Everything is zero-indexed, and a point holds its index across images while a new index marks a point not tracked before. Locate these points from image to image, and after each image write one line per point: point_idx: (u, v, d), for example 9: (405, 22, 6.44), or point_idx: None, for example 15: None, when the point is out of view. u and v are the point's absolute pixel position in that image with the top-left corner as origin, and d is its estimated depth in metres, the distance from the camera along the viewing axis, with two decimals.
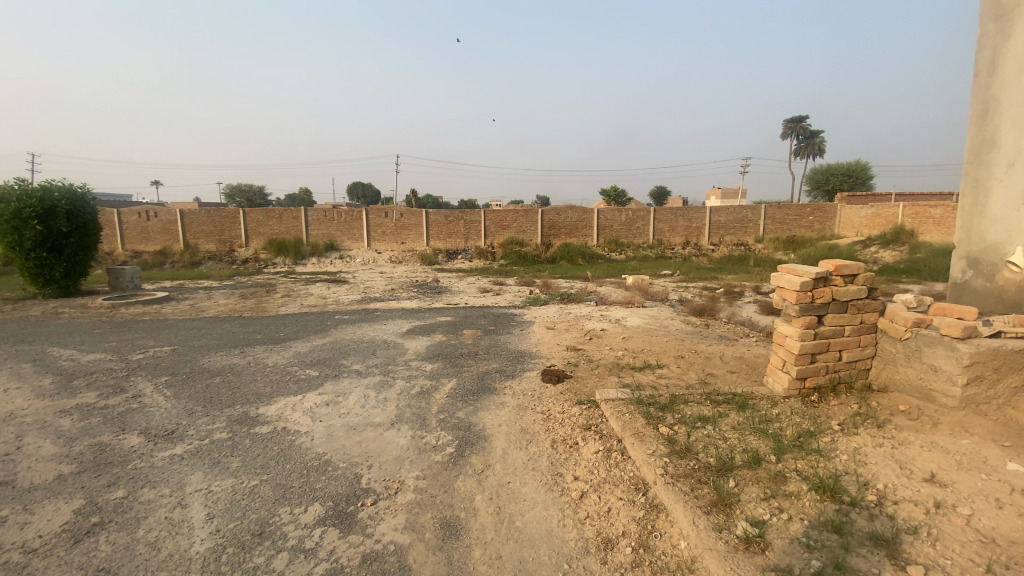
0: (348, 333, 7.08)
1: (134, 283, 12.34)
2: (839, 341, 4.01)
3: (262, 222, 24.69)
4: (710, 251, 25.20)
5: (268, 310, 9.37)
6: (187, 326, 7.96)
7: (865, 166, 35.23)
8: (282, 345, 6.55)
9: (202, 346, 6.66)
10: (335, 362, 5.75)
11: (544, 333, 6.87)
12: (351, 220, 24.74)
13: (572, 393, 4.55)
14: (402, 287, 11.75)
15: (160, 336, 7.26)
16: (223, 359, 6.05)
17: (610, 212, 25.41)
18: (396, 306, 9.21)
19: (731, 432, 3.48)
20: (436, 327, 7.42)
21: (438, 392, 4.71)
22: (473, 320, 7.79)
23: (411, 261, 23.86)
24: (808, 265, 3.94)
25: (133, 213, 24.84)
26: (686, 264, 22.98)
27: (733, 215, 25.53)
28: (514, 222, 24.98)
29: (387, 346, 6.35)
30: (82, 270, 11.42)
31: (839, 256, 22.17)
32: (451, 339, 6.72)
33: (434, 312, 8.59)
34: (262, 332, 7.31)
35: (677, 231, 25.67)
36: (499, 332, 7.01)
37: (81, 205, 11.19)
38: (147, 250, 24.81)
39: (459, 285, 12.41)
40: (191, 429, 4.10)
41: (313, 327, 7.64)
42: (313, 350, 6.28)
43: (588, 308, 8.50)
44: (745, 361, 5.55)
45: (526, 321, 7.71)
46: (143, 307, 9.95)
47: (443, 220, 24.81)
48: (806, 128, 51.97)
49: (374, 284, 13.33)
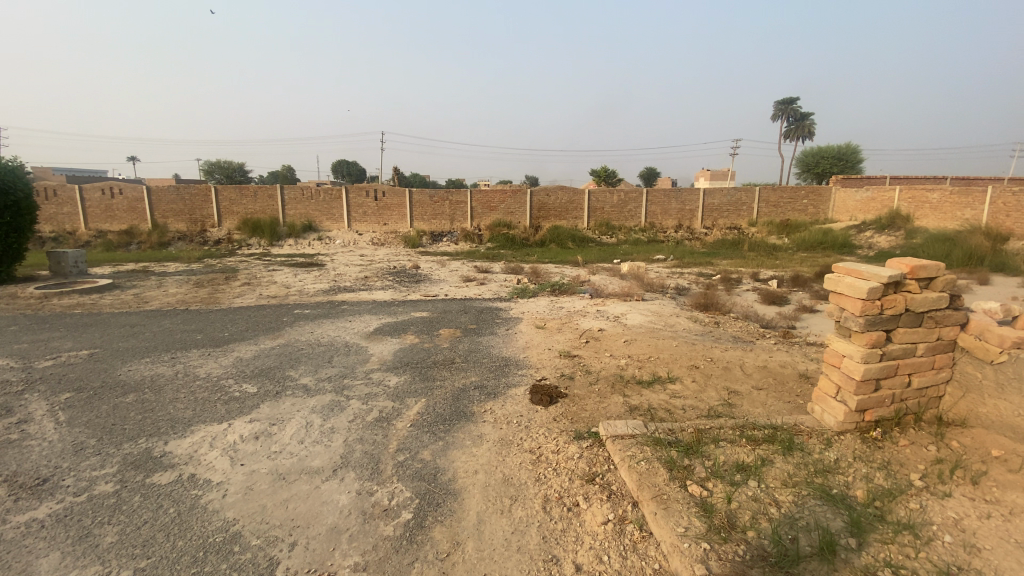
0: (305, 333, 6.07)
1: (79, 268, 11.11)
2: (911, 363, 3.13)
3: (234, 200, 23.23)
4: (704, 234, 24.40)
5: (221, 302, 8.28)
6: (120, 322, 6.86)
7: (857, 149, 34.48)
8: (223, 350, 5.52)
9: (126, 350, 5.60)
10: (280, 373, 4.76)
11: (533, 333, 5.93)
12: (330, 199, 23.40)
13: (568, 421, 3.63)
14: (376, 275, 10.71)
15: (83, 337, 6.18)
16: (147, 369, 5.03)
17: (601, 193, 24.38)
18: (368, 298, 8.18)
19: (785, 492, 2.58)
20: (410, 325, 6.42)
21: (399, 419, 3.75)
22: (452, 317, 6.82)
23: (393, 244, 22.68)
24: (876, 266, 3.04)
25: (95, 190, 23.17)
26: (679, 248, 22.17)
27: (727, 198, 24.69)
28: (501, 203, 23.87)
29: (347, 352, 5.36)
30: (14, 254, 10.18)
31: (834, 241, 21.51)
32: (425, 341, 5.75)
33: (409, 306, 7.58)
34: (204, 331, 6.26)
35: (670, 214, 24.75)
36: (481, 333, 6.05)
37: (9, 181, 9.84)
38: (111, 230, 23.23)
39: (440, 272, 11.39)
40: (70, 479, 3.11)
41: (266, 324, 6.60)
42: (257, 357, 5.27)
43: (581, 302, 7.57)
44: (771, 373, 4.67)
45: (513, 318, 6.76)
46: (82, 296, 8.78)
47: (427, 201, 23.61)
48: (796, 110, 51.08)
49: (348, 270, 12.25)
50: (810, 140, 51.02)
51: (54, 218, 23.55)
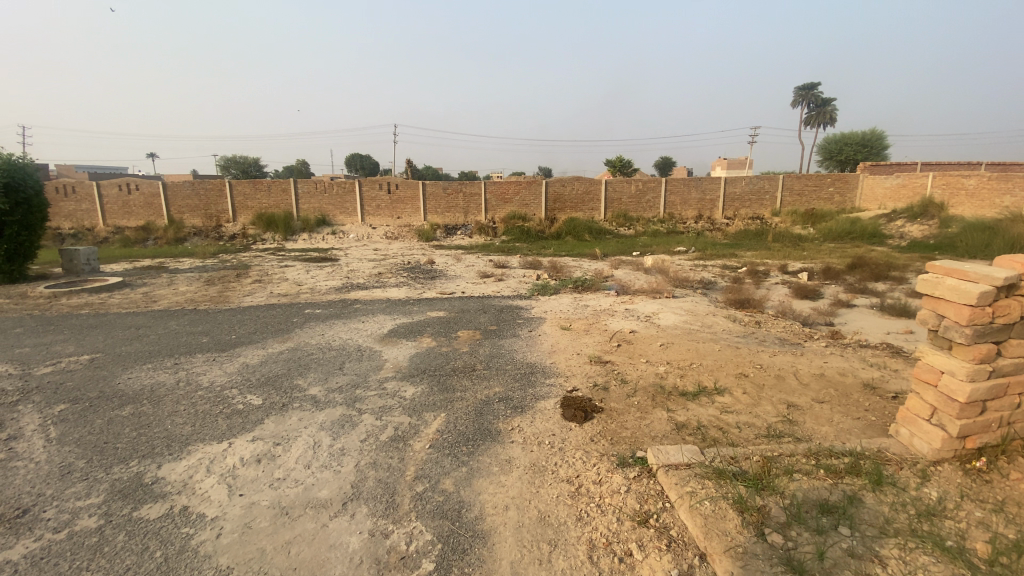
0: (315, 335, 5.71)
1: (91, 266, 10.93)
2: (1022, 381, 2.68)
3: (249, 195, 23.07)
4: (725, 225, 23.62)
5: (231, 300, 7.98)
6: (126, 323, 6.58)
7: (882, 134, 33.16)
8: (228, 355, 5.17)
9: (130, 355, 5.30)
10: (287, 382, 4.39)
11: (559, 335, 5.48)
12: (344, 193, 23.12)
13: (608, 442, 3.20)
14: (390, 271, 10.35)
15: (86, 340, 5.89)
16: (149, 376, 4.70)
17: (619, 183, 23.72)
18: (381, 296, 7.81)
19: (886, 544, 2.13)
20: (426, 327, 6.01)
21: (417, 437, 3.34)
22: (472, 317, 6.40)
23: (407, 238, 22.37)
24: (986, 267, 2.60)
25: (112, 186, 23.20)
26: (700, 239, 21.49)
27: (750, 186, 23.85)
28: (516, 195, 23.38)
29: (361, 357, 4.97)
30: (27, 253, 9.98)
31: (863, 231, 20.62)
32: (443, 344, 5.33)
33: (425, 304, 7.19)
34: (210, 334, 5.94)
35: (690, 204, 24.00)
36: (503, 335, 5.61)
37: (20, 178, 9.54)
38: (128, 225, 23.25)
39: (456, 267, 11.00)
40: (50, 512, 2.76)
41: (275, 326, 6.25)
42: (264, 363, 4.90)
43: (608, 300, 7.10)
44: (830, 384, 4.18)
45: (536, 317, 6.32)
46: (92, 295, 8.57)
47: (441, 193, 23.20)
48: (817, 95, 49.49)
49: (361, 265, 11.91)
50: (831, 126, 49.48)
51: (73, 214, 23.67)
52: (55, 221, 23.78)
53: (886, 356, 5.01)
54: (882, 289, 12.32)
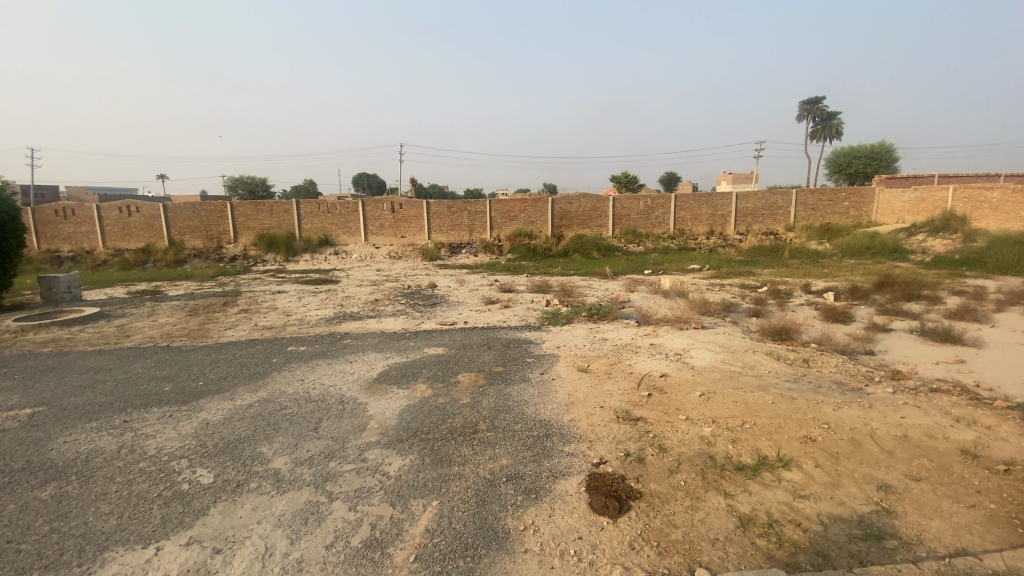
0: (293, 382, 4.92)
1: (71, 294, 10.26)
2: None
3: (250, 216, 22.55)
4: (738, 240, 22.80)
5: (211, 335, 7.23)
6: (85, 366, 5.81)
7: (891, 146, 32.37)
8: (188, 410, 4.38)
9: (76, 410, 4.52)
10: (248, 450, 3.60)
11: (576, 380, 4.66)
12: (346, 212, 22.56)
13: (655, 553, 2.40)
14: (388, 297, 9.60)
15: (34, 389, 5.12)
16: (88, 441, 3.91)
17: (627, 199, 23.03)
18: (375, 328, 7.05)
19: None
20: (421, 368, 5.20)
21: (399, 543, 2.53)
22: (475, 355, 5.59)
23: (410, 257, 21.73)
24: None
25: (112, 209, 22.77)
26: (714, 256, 20.68)
27: (762, 202, 23.10)
28: (521, 213, 22.74)
29: (341, 412, 4.18)
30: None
31: (883, 246, 19.74)
32: (439, 393, 4.52)
33: (423, 338, 6.41)
34: (174, 380, 5.16)
35: (701, 220, 23.21)
36: (510, 378, 4.80)
37: None
38: (128, 248, 22.73)
39: (459, 291, 10.24)
40: None
41: (250, 368, 5.46)
42: (227, 422, 4.12)
43: (628, 332, 6.27)
44: (920, 451, 3.34)
45: (549, 355, 5.51)
46: (64, 328, 7.83)
47: (445, 212, 22.63)
48: (823, 109, 48.90)
49: (359, 290, 11.18)
50: (838, 139, 48.78)
51: (73, 237, 23.25)
52: (55, 245, 23.36)
53: (969, 406, 4.16)
54: (917, 310, 11.40)
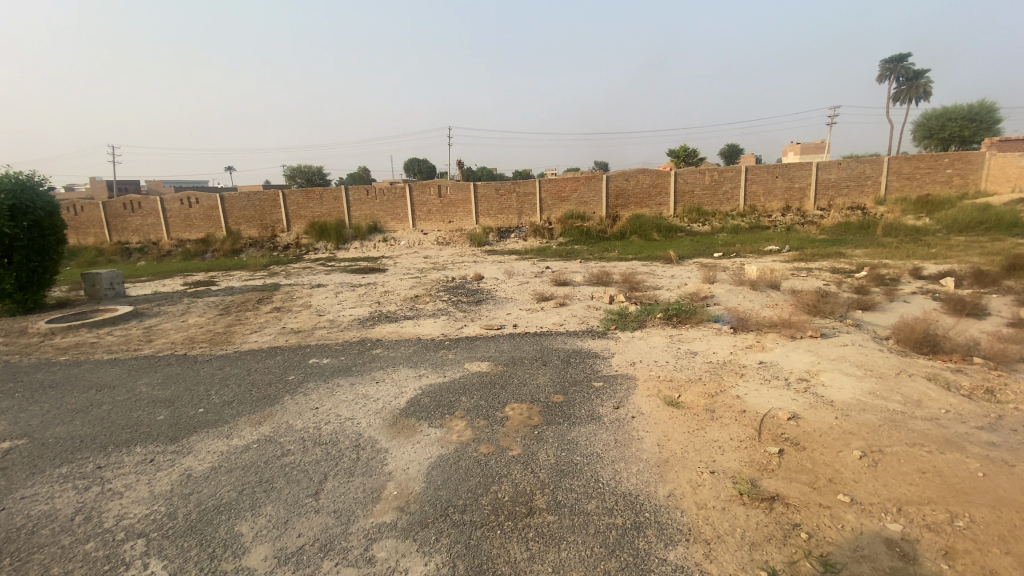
0: (303, 414, 3.96)
1: (114, 290, 10.02)
2: None
3: (301, 204, 22.34)
4: (819, 217, 20.22)
5: (234, 340, 6.47)
6: (90, 381, 5.11)
7: (994, 106, 27.85)
8: (173, 454, 3.50)
9: (53, 447, 3.75)
10: (223, 533, 2.63)
11: (666, 420, 3.43)
12: (393, 198, 21.91)
13: None
14: (429, 292, 8.59)
15: (25, 412, 4.43)
16: (44, 497, 3.08)
17: (691, 174, 20.95)
18: (410, 334, 6.04)
19: None
20: (460, 395, 4.10)
21: None
22: (528, 376, 4.41)
23: (458, 243, 20.85)
24: None
25: (174, 200, 23.21)
26: (792, 235, 18.40)
27: (847, 171, 20.33)
28: (573, 192, 21.23)
29: (353, 465, 3.15)
30: (44, 279, 9.08)
31: (1000, 220, 16.75)
32: (481, 436, 3.38)
33: (465, 349, 5.29)
34: (174, 406, 4.33)
35: (775, 194, 20.77)
36: (575, 415, 3.61)
37: (30, 196, 8.62)
38: (189, 239, 23.17)
39: (508, 284, 9.08)
40: None
41: (261, 389, 4.57)
42: (212, 475, 3.20)
43: (722, 342, 4.91)
44: None
45: (623, 376, 4.26)
46: (92, 331, 7.34)
47: (493, 194, 21.50)
48: (909, 67, 43.34)
49: (399, 283, 10.27)
50: (926, 100, 43.15)
51: (141, 229, 23.93)
52: (124, 237, 24.11)
53: None
54: None
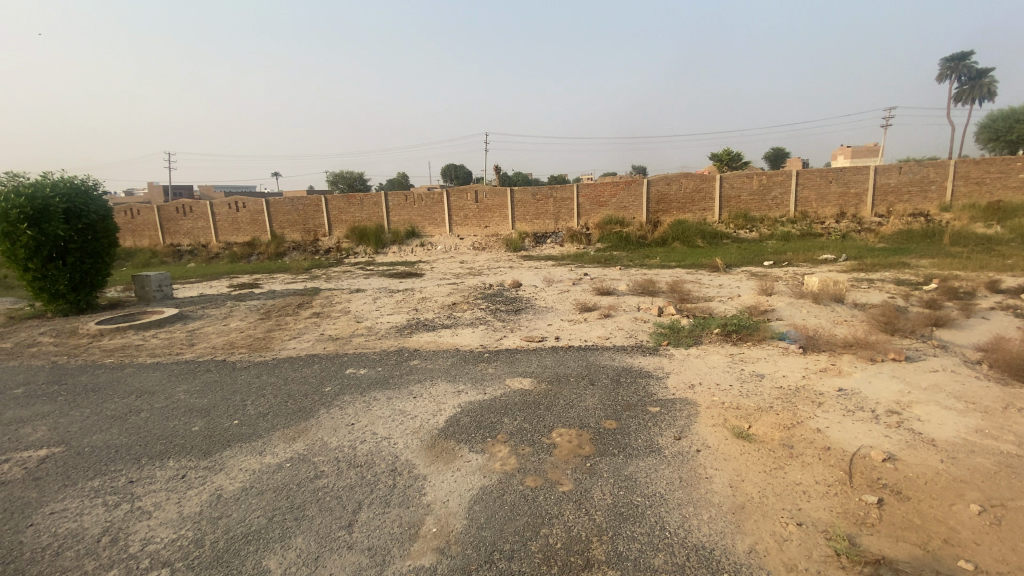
0: (337, 431, 3.75)
1: (162, 292, 10.27)
2: None
3: (343, 209, 22.71)
4: (877, 224, 18.95)
5: (272, 346, 6.39)
6: (130, 387, 5.09)
7: None
8: (204, 471, 3.34)
9: (88, 456, 3.67)
10: (247, 569, 2.40)
11: (737, 459, 3.03)
12: (431, 203, 21.98)
13: None
14: (467, 299, 8.35)
15: (66, 417, 4.41)
16: (73, 514, 2.98)
17: (737, 178, 20.08)
18: (448, 344, 5.80)
19: None
20: (501, 415, 3.79)
21: None
22: (575, 396, 4.06)
23: (494, 249, 20.66)
24: None
25: (223, 205, 24.01)
26: (849, 244, 17.28)
27: (909, 175, 19.01)
28: (613, 197, 20.70)
29: (389, 494, 2.90)
30: (96, 281, 9.38)
31: None
32: (527, 466, 3.06)
33: (505, 363, 4.99)
34: (208, 416, 4.21)
35: (828, 200, 19.62)
36: (631, 446, 3.24)
37: (84, 200, 8.91)
38: (236, 242, 23.89)
39: (548, 293, 8.75)
40: None
41: (296, 401, 4.40)
42: (241, 498, 3.01)
43: (791, 364, 4.45)
44: None
45: (682, 401, 3.86)
46: (139, 334, 7.46)
47: (530, 199, 21.23)
48: (971, 65, 40.61)
49: (436, 289, 10.09)
50: (991, 100, 40.24)
51: (192, 232, 24.84)
52: (176, 239, 25.08)
53: None
54: None
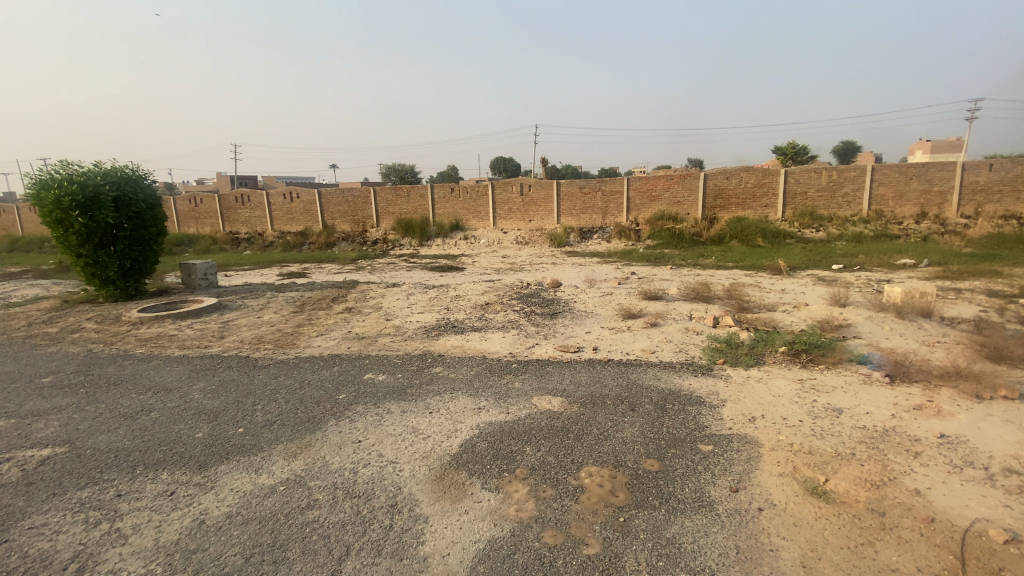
0: (341, 450, 3.37)
1: (207, 281, 10.45)
2: None
3: (390, 201, 22.82)
4: (964, 226, 16.99)
5: (297, 343, 6.18)
6: (150, 382, 4.97)
7: None
8: (195, 490, 3.05)
9: (86, 461, 3.49)
10: None
11: (811, 527, 2.41)
12: (476, 196, 21.69)
13: None
14: (502, 299, 7.88)
15: (80, 413, 4.30)
16: (51, 531, 2.75)
17: (803, 173, 18.54)
18: (476, 350, 5.37)
19: None
20: (523, 443, 3.30)
21: None
22: (611, 424, 3.51)
23: (538, 244, 20.11)
24: None
25: (278, 195, 24.71)
26: (931, 247, 15.54)
27: (1005, 172, 16.87)
28: (665, 192, 19.65)
29: (383, 539, 2.47)
30: (145, 268, 9.61)
31: None
32: (547, 517, 2.55)
33: (534, 377, 4.48)
34: (215, 422, 3.96)
35: (908, 198, 17.74)
36: (676, 498, 2.67)
37: (133, 189, 9.09)
38: (289, 231, 24.54)
39: (591, 295, 8.13)
40: None
41: (306, 408, 4.08)
42: (224, 528, 2.67)
43: (875, 398, 3.71)
44: None
45: (740, 439, 3.25)
46: (176, 323, 7.49)
47: (577, 192, 20.50)
48: None
49: (473, 286, 9.70)
50: None
51: (249, 221, 25.73)
52: (235, 227, 26.06)
53: None
54: None
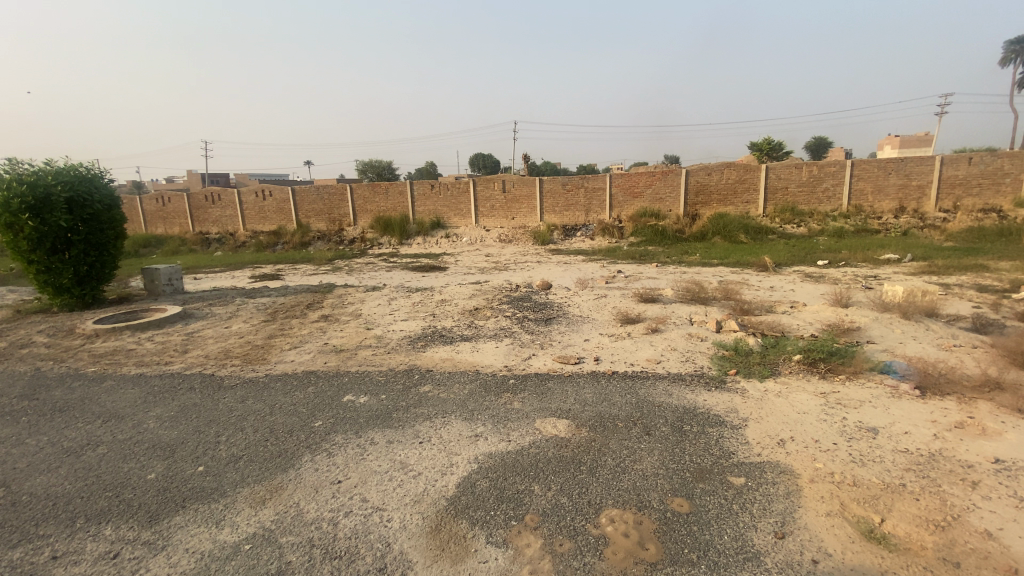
0: (319, 494, 2.89)
1: (172, 286, 9.73)
2: None
3: (367, 198, 22.10)
4: (942, 220, 17.16)
5: (269, 357, 5.64)
6: (101, 407, 4.40)
7: None
8: (142, 551, 2.54)
9: (16, 511, 2.94)
10: None
11: None
12: (457, 193, 21.15)
13: None
14: (491, 303, 7.43)
15: (15, 448, 3.73)
16: None
17: (785, 168, 18.50)
18: (467, 363, 4.92)
19: None
20: (530, 480, 2.87)
21: None
22: (627, 453, 3.11)
23: (521, 241, 19.69)
24: None
25: (250, 194, 23.73)
26: (911, 242, 15.63)
27: (980, 166, 17.07)
28: (648, 188, 19.42)
29: None
30: (104, 274, 8.87)
31: None
32: None
33: (534, 395, 4.05)
34: (173, 458, 3.43)
35: (887, 192, 17.83)
36: (716, 551, 2.28)
37: (89, 189, 8.36)
38: (262, 230, 23.59)
39: (583, 297, 7.74)
40: None
41: (278, 440, 3.58)
42: None
43: (911, 415, 3.39)
44: None
45: (774, 469, 2.88)
46: (135, 336, 6.85)
47: (560, 189, 20.14)
48: None
49: (458, 288, 9.22)
50: None
51: (219, 220, 24.66)
52: (205, 227, 24.98)
53: None
54: None
